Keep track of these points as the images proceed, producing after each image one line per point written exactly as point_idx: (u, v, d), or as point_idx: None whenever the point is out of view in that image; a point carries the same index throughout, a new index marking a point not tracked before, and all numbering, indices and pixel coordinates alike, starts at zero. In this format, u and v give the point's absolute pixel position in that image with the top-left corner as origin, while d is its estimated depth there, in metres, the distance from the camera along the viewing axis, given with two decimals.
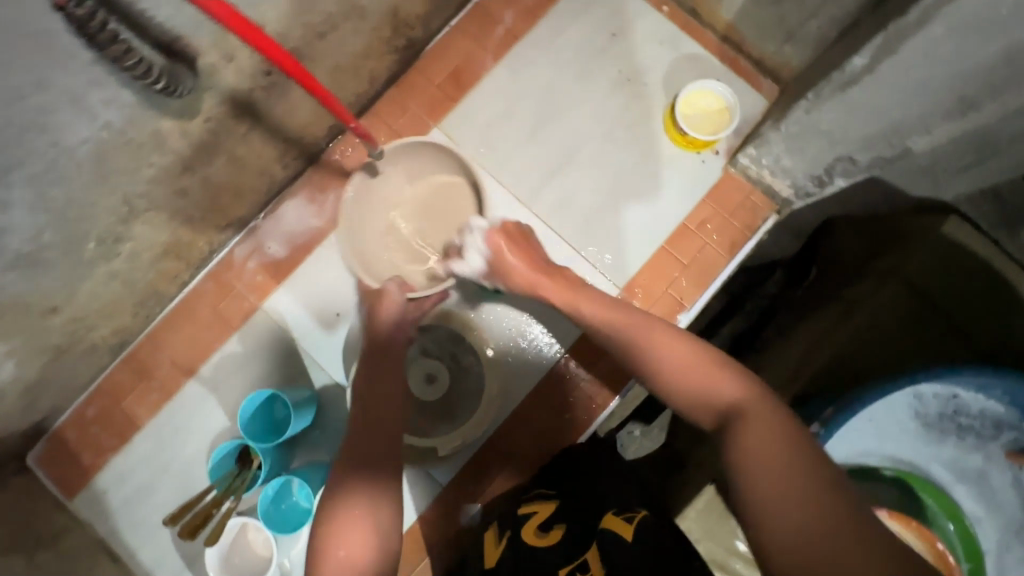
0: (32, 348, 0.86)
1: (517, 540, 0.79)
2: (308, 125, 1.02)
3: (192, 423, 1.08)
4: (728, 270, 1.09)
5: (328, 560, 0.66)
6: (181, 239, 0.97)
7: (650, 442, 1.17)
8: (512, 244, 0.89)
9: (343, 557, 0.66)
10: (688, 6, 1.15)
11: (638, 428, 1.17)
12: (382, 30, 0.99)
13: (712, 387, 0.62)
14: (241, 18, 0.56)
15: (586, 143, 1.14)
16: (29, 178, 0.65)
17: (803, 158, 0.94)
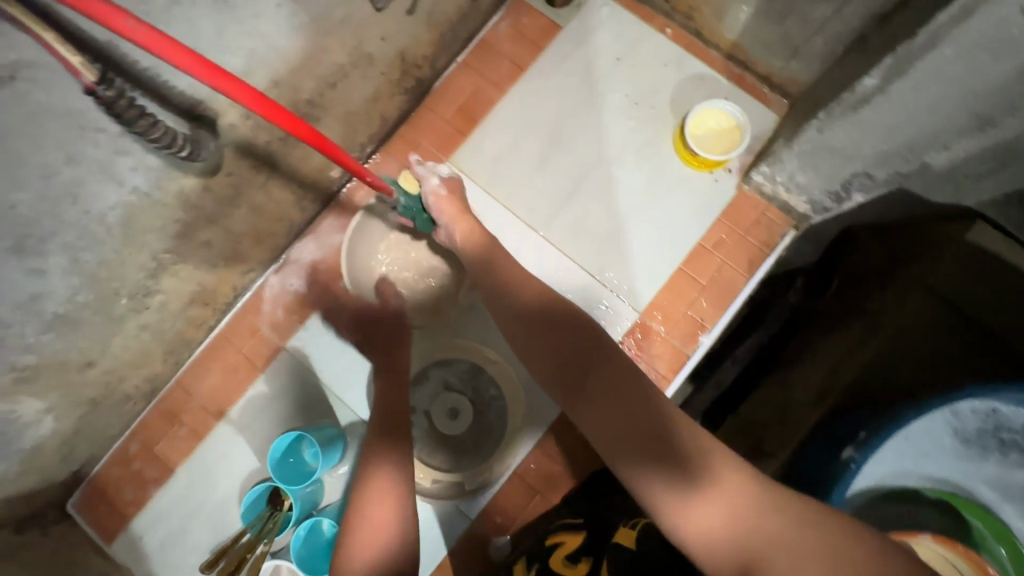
0: (69, 402, 0.89)
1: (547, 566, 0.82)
2: (323, 169, 1.04)
3: (223, 466, 1.09)
4: (748, 289, 1.08)
5: (365, 525, 0.70)
6: (206, 287, 0.99)
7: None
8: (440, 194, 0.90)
9: (380, 521, 0.70)
10: (691, 27, 1.16)
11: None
12: (390, 74, 1.02)
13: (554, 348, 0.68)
14: (277, 108, 0.56)
15: (596, 168, 1.14)
16: (63, 245, 0.68)
17: (818, 175, 0.93)
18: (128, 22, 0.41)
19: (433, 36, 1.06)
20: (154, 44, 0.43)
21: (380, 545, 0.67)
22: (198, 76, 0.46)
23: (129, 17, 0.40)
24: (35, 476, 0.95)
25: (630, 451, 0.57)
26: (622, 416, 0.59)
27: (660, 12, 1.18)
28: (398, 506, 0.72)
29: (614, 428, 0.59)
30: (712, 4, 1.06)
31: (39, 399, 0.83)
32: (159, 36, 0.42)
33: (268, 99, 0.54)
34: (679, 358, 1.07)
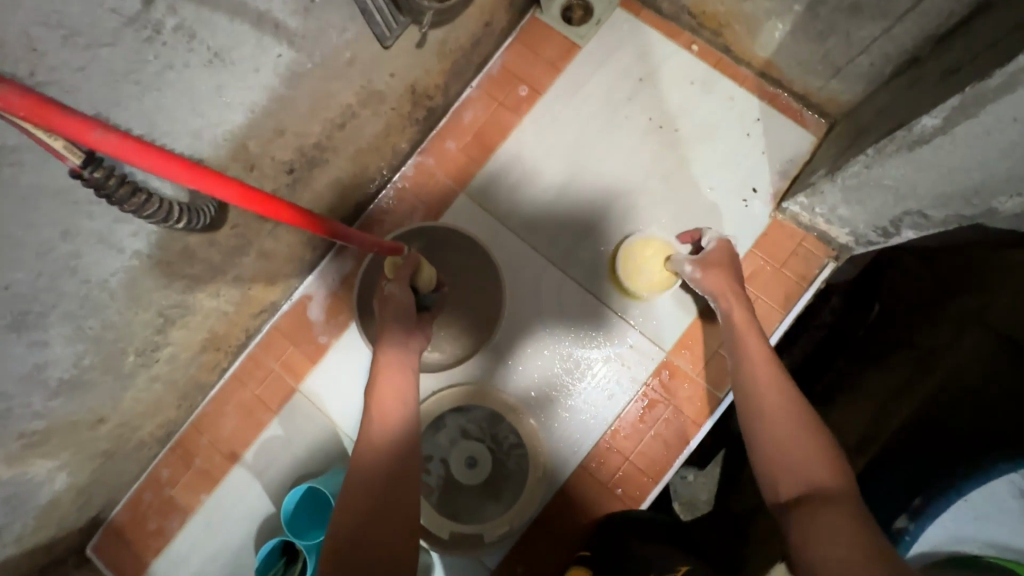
0: (81, 458, 0.88)
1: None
2: (334, 207, 1.00)
3: (238, 510, 1.08)
4: (783, 326, 1.01)
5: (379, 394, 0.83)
6: (217, 333, 0.97)
7: (706, 486, 1.14)
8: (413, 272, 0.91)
9: (389, 391, 0.83)
10: (719, 43, 1.08)
11: (693, 472, 1.16)
12: (401, 107, 0.97)
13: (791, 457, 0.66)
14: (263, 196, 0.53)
15: (618, 197, 1.08)
16: (64, 316, 0.66)
17: (864, 210, 0.85)
18: (98, 134, 0.38)
19: (446, 64, 1.01)
20: (127, 152, 0.40)
21: (393, 409, 0.81)
22: (173, 178, 0.44)
23: (102, 127, 0.38)
24: (53, 527, 0.94)
25: (821, 535, 0.56)
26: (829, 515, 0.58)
27: (686, 28, 1.10)
28: (402, 375, 0.86)
29: (827, 527, 0.56)
30: (744, 21, 0.99)
31: (51, 458, 0.82)
32: (131, 143, 0.40)
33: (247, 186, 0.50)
34: (710, 401, 1.00)
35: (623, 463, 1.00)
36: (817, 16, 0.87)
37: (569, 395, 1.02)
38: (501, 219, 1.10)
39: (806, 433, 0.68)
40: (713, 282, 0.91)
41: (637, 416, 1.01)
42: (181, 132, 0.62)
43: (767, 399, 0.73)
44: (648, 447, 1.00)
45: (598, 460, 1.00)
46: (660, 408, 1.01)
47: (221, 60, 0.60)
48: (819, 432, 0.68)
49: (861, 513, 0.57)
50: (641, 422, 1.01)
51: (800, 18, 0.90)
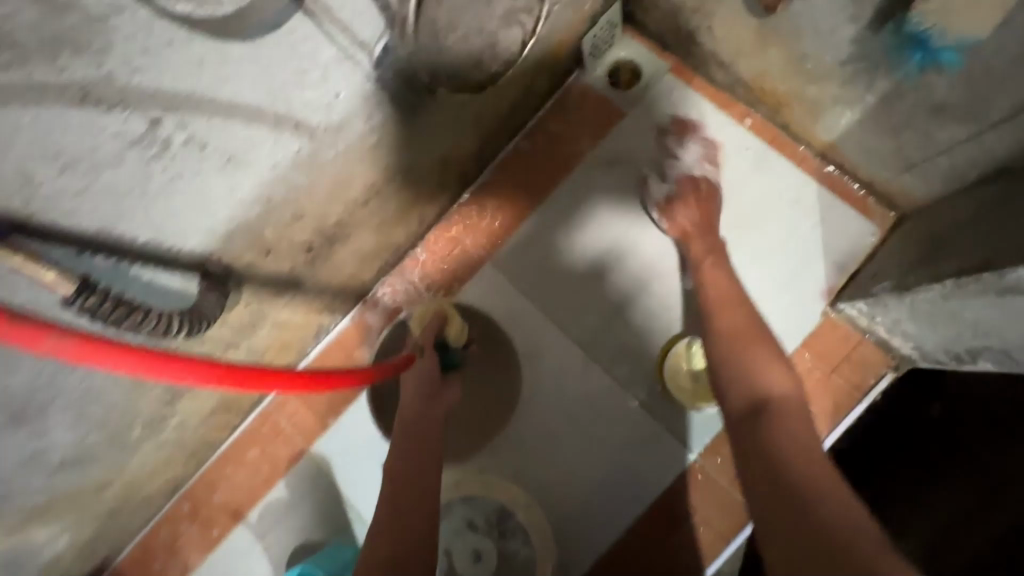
0: (83, 519, 0.87)
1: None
2: (355, 273, 0.97)
3: (237, 571, 1.05)
4: (829, 439, 0.91)
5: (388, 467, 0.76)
6: (228, 396, 0.95)
7: None
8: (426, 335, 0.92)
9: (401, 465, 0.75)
10: (778, 120, 0.99)
11: None
12: (430, 176, 0.93)
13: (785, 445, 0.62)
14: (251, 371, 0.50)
15: (656, 279, 1.00)
16: (64, 405, 0.64)
17: (934, 332, 0.76)
18: (51, 340, 0.36)
19: (481, 132, 0.96)
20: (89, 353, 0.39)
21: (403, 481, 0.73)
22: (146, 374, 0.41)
23: (59, 329, 0.37)
24: None
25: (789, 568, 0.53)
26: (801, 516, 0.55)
27: (742, 100, 1.02)
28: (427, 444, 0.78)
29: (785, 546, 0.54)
30: (807, 103, 0.90)
31: (52, 523, 0.81)
32: (88, 345, 0.38)
33: (228, 365, 0.47)
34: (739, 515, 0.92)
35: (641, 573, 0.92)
36: (893, 109, 0.78)
37: (586, 493, 0.95)
38: (529, 294, 1.02)
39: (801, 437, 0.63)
40: (695, 251, 0.92)
41: (658, 523, 0.93)
42: (191, 234, 0.59)
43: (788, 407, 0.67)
44: (667, 559, 0.92)
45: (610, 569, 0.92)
46: (684, 518, 0.93)
47: (235, 163, 0.56)
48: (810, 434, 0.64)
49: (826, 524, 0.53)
50: (662, 530, 0.93)
51: (873, 109, 0.81)
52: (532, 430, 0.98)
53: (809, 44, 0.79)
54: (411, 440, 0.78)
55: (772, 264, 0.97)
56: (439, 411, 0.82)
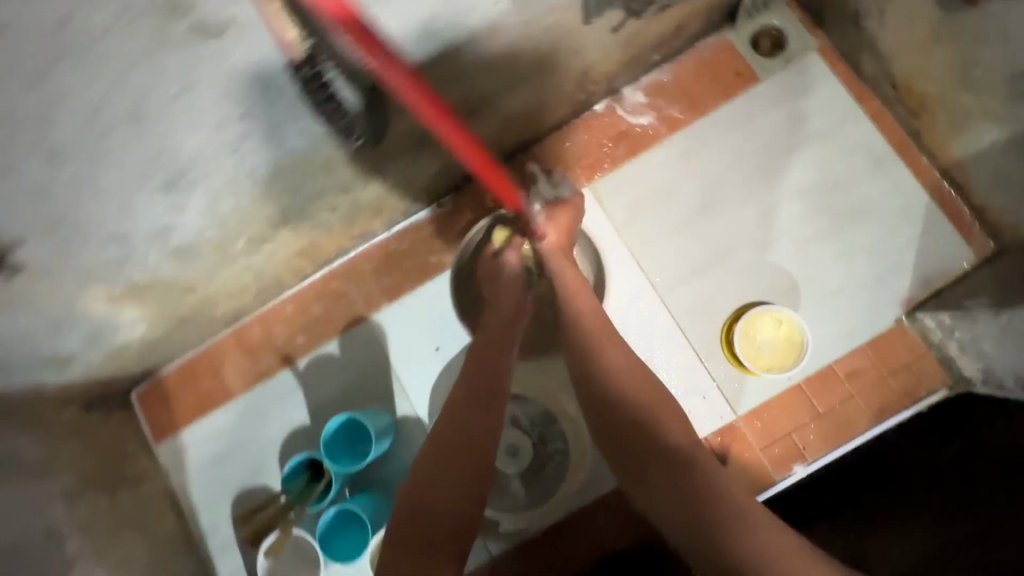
0: (162, 317, 0.91)
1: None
2: (464, 160, 0.98)
3: (275, 410, 1.10)
4: (867, 435, 0.95)
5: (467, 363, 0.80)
6: (315, 243, 0.97)
7: None
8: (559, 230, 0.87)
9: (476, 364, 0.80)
10: (911, 124, 0.99)
11: None
12: (566, 83, 0.93)
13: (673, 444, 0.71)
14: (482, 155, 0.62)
15: (744, 244, 1.02)
16: (208, 190, 0.66)
17: (1013, 355, 0.80)
18: (381, 60, 0.45)
19: (624, 54, 0.95)
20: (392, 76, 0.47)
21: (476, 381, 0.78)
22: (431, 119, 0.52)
23: (386, 54, 0.45)
24: (112, 368, 0.98)
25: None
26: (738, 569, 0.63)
27: (881, 96, 1.01)
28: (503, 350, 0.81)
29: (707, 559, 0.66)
30: (954, 111, 0.90)
31: (139, 310, 0.84)
32: (404, 75, 0.47)
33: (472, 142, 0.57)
34: (764, 481, 0.96)
35: None
36: None
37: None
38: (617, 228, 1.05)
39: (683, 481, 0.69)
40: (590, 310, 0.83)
41: None
42: (413, 26, 0.61)
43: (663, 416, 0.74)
44: None
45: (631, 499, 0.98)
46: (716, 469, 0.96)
47: None
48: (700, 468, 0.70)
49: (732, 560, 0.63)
50: None
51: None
52: None
53: (987, 50, 0.78)
54: (467, 386, 0.77)
55: (861, 260, 0.99)
56: (513, 346, 0.82)
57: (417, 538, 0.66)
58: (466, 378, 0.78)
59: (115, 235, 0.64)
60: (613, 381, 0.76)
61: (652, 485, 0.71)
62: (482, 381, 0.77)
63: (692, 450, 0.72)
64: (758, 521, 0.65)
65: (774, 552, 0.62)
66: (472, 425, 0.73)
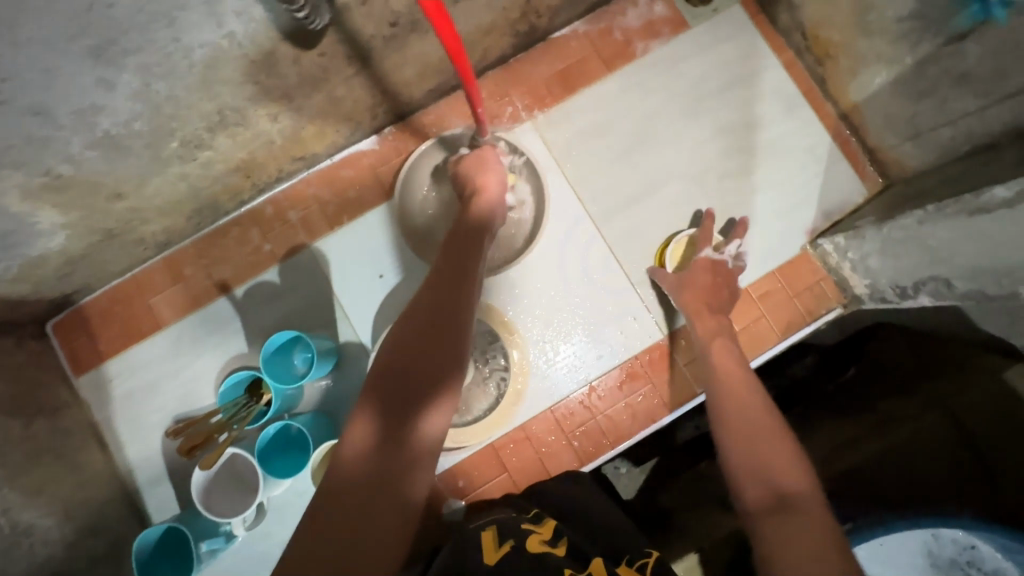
0: (86, 226, 0.86)
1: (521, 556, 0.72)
2: (410, 83, 0.99)
3: (211, 340, 1.07)
4: (775, 349, 1.06)
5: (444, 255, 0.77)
6: (255, 159, 0.95)
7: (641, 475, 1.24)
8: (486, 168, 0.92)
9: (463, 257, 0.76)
10: (818, 73, 1.10)
11: (626, 466, 1.25)
12: (510, 11, 0.96)
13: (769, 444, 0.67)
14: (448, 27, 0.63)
15: (673, 178, 1.10)
16: (140, 66, 0.64)
17: (893, 265, 0.92)
18: None
19: None
20: None
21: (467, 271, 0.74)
22: None
23: None
24: (26, 286, 0.92)
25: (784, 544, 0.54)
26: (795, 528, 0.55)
27: (793, 48, 1.12)
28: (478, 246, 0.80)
29: (787, 534, 0.55)
30: (851, 58, 1.01)
31: (60, 212, 0.80)
32: None
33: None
34: (687, 392, 1.05)
35: (591, 421, 1.04)
36: (923, 75, 0.90)
37: (563, 342, 1.06)
38: (558, 160, 1.10)
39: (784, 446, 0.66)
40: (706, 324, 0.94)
41: (618, 381, 1.05)
42: None
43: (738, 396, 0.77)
44: (617, 414, 1.04)
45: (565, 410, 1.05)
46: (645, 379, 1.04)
47: None
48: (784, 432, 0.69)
49: (820, 521, 0.56)
50: (620, 388, 1.05)
51: (905, 73, 0.93)
52: (530, 276, 1.07)
53: None
54: (447, 267, 0.74)
55: (773, 194, 1.10)
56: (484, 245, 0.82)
57: (396, 389, 0.58)
58: (442, 270, 0.74)
59: (34, 105, 0.61)
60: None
61: (736, 470, 0.66)
62: (466, 262, 0.75)
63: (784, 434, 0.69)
64: (806, 500, 0.59)
65: (788, 532, 0.55)
66: (457, 304, 0.67)
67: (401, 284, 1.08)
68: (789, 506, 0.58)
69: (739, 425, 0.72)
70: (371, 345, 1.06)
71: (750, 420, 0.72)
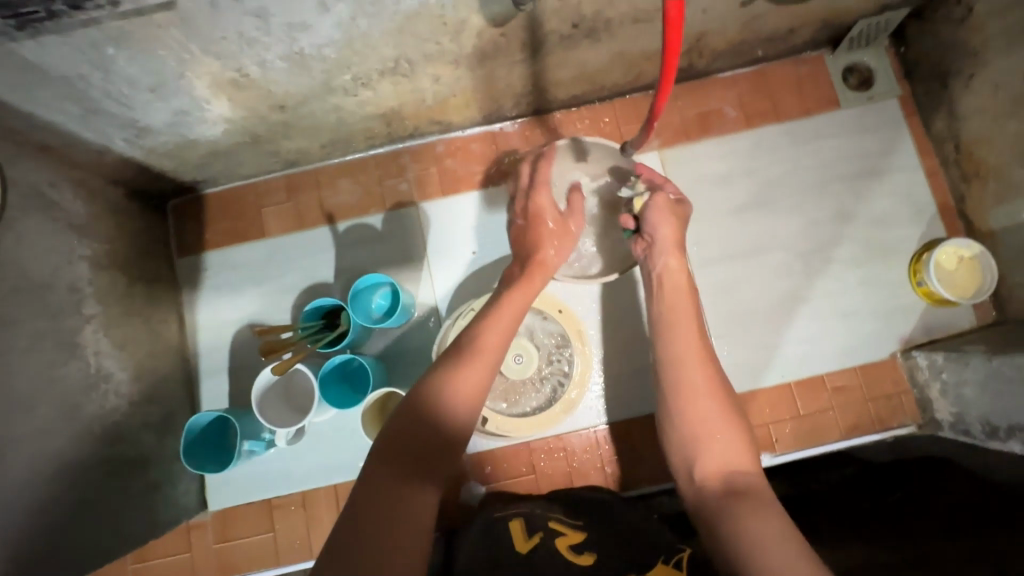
0: (242, 126, 0.93)
1: (545, 550, 0.73)
2: (561, 84, 1.03)
3: (303, 261, 1.13)
4: (835, 445, 1.03)
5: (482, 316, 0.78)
6: (400, 112, 1.01)
7: None
8: (675, 223, 0.90)
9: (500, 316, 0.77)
10: (960, 189, 1.07)
11: None
12: (678, 44, 0.98)
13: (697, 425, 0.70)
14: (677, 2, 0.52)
15: (782, 247, 1.09)
16: (355, 0, 0.70)
17: (990, 402, 0.88)
18: None
19: (737, 38, 1.01)
20: None
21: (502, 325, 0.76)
22: None
23: None
24: (170, 162, 1.00)
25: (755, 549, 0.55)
26: (765, 522, 0.58)
27: (941, 157, 1.10)
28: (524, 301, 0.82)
29: (756, 531, 0.57)
30: (1003, 184, 0.98)
31: (230, 107, 0.87)
32: None
33: None
34: None
35: (629, 453, 1.04)
36: None
37: (626, 369, 1.07)
38: None
39: (728, 426, 0.70)
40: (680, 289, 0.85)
41: None
42: None
43: (690, 356, 0.75)
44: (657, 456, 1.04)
45: (611, 435, 1.05)
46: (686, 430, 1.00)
47: None
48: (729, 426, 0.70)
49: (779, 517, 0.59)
50: None
51: None
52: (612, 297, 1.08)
53: None
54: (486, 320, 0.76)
55: (877, 292, 1.07)
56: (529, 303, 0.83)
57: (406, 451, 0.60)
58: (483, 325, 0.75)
59: (260, 9, 0.68)
60: (676, 326, 0.80)
61: (679, 447, 0.71)
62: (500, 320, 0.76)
63: (740, 423, 0.71)
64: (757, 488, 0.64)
65: (759, 528, 0.57)
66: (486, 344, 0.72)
67: (489, 266, 1.11)
68: (735, 492, 0.63)
69: (686, 373, 0.74)
70: (444, 312, 1.10)
71: (689, 386, 0.73)
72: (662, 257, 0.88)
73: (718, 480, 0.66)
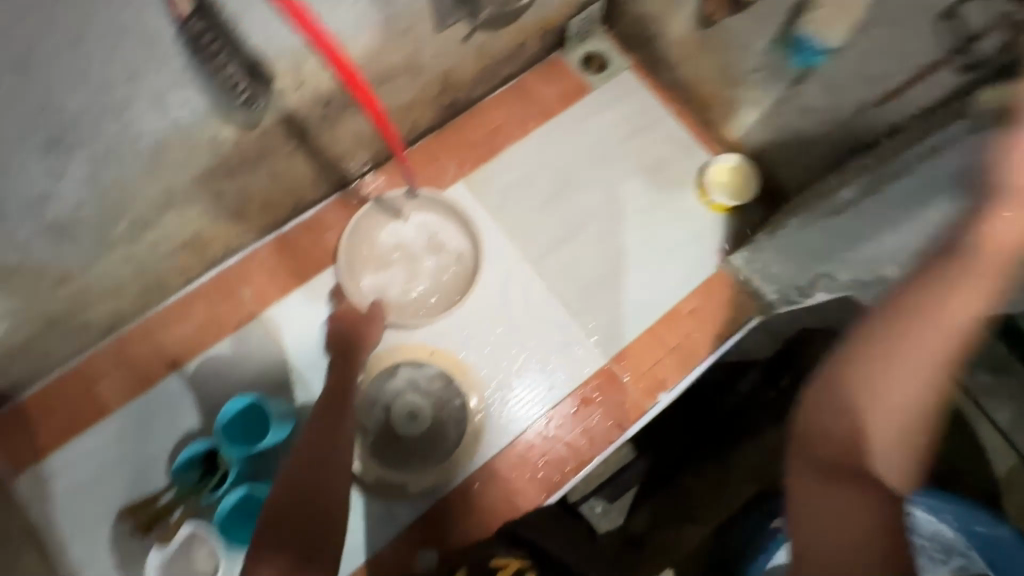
0: (28, 314, 0.87)
1: None
2: (347, 155, 1.09)
3: (161, 419, 1.06)
4: (709, 358, 1.16)
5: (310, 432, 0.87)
6: (201, 236, 1.00)
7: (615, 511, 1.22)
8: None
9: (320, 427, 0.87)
10: (704, 118, 1.29)
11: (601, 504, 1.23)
12: (432, 87, 1.09)
13: (892, 398, 0.55)
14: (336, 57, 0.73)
15: (597, 216, 1.23)
16: (89, 155, 0.70)
17: (791, 269, 1.04)
18: None
19: (479, 65, 1.14)
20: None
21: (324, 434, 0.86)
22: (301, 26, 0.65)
23: None
24: None
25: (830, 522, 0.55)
26: (842, 500, 0.55)
27: (680, 99, 1.31)
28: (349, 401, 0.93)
29: (833, 517, 0.55)
30: (726, 103, 1.20)
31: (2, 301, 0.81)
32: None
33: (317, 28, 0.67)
34: (637, 409, 1.12)
35: (550, 450, 1.08)
36: (783, 111, 1.08)
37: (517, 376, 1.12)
38: (493, 210, 1.21)
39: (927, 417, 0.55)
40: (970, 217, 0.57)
41: (572, 409, 1.11)
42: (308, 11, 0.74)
43: (935, 327, 0.54)
44: (575, 439, 1.09)
45: (529, 441, 1.08)
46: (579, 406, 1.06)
47: None
48: (927, 433, 0.55)
49: (881, 520, 0.54)
50: (574, 414, 1.10)
51: (768, 111, 1.11)
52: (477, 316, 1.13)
53: (732, 54, 1.09)
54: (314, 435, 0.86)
55: (684, 222, 1.23)
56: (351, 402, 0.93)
57: None
58: (312, 443, 0.84)
59: None
60: (947, 295, 0.54)
61: (848, 389, 0.56)
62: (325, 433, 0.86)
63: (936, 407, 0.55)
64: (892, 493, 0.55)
65: (827, 522, 0.55)
66: (322, 462, 0.82)
67: None
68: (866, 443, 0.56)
69: (915, 358, 0.54)
70: None
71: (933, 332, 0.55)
72: (998, 205, 0.55)
73: (852, 449, 0.56)
